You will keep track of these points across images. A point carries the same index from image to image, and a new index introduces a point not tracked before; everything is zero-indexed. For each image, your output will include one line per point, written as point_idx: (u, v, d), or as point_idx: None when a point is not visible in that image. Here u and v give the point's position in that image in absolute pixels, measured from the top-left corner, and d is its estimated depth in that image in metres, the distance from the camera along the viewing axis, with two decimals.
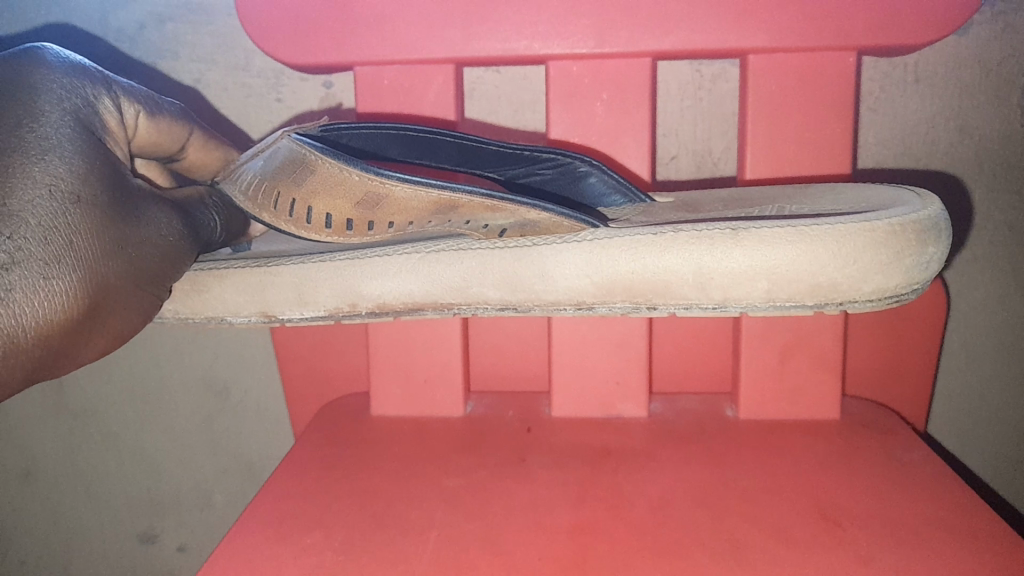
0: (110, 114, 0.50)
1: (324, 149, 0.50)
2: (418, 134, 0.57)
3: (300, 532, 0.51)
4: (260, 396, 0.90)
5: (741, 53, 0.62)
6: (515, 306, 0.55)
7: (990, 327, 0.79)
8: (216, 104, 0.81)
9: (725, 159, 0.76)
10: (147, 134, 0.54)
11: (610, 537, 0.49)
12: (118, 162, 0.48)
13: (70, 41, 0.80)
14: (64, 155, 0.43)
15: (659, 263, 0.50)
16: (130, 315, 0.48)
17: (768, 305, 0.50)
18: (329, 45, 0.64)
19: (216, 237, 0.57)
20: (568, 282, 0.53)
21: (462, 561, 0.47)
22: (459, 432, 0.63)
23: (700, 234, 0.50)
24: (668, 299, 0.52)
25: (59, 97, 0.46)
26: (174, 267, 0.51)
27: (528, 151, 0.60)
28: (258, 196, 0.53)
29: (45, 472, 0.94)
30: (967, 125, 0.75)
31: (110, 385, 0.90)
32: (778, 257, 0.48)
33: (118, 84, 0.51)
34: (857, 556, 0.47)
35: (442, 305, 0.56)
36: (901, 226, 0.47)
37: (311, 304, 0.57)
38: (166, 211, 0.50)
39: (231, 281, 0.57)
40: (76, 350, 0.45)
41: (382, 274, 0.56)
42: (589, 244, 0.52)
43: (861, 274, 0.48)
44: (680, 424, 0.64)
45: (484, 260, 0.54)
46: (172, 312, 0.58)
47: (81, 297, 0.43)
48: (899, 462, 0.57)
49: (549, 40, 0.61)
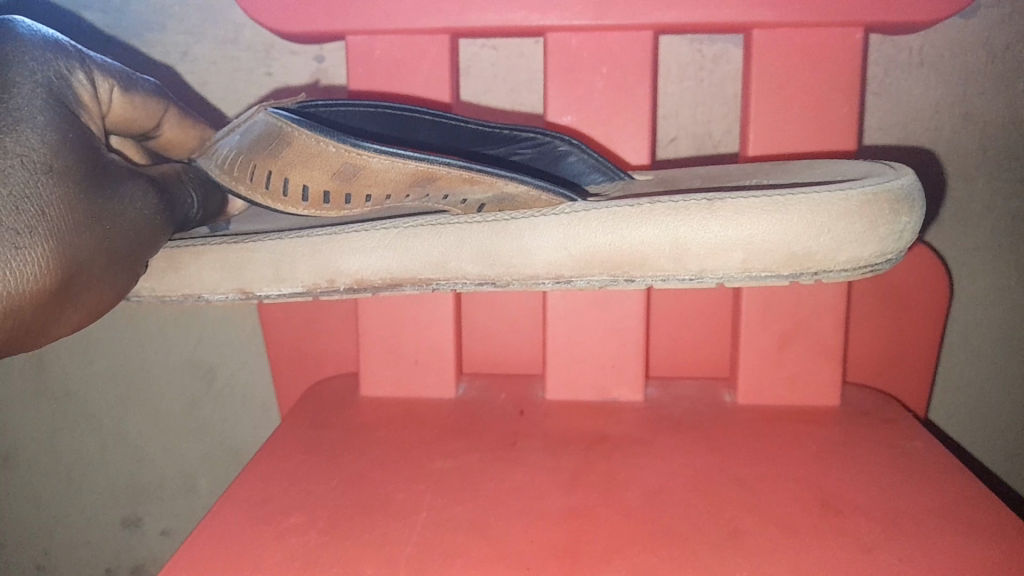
0: (84, 87, 0.48)
1: (300, 121, 0.48)
2: (392, 111, 0.56)
3: (284, 515, 0.49)
4: (246, 379, 0.88)
5: (745, 29, 0.60)
6: (493, 281, 0.53)
7: (990, 316, 0.78)
8: (203, 78, 0.79)
9: (726, 142, 0.74)
10: (121, 110, 0.52)
11: (604, 523, 0.47)
12: (92, 135, 0.46)
13: (53, 12, 0.78)
14: (36, 126, 0.41)
15: (635, 234, 0.49)
16: (104, 291, 0.46)
17: (744, 276, 0.49)
18: (319, 13, 0.62)
19: (193, 214, 0.55)
20: (546, 255, 0.51)
21: (450, 546, 0.46)
22: (450, 416, 0.62)
23: (677, 204, 0.48)
24: (646, 270, 0.50)
25: (31, 68, 0.44)
26: (150, 244, 0.49)
27: (507, 130, 0.58)
28: (234, 170, 0.51)
29: (26, 454, 0.92)
30: (972, 109, 0.73)
31: (92, 366, 0.88)
32: (756, 230, 0.47)
33: (91, 58, 0.49)
34: (861, 545, 0.45)
35: (421, 280, 0.54)
36: (874, 196, 0.46)
37: (288, 280, 0.55)
38: (143, 185, 0.49)
39: (207, 258, 0.55)
40: (50, 326, 0.43)
41: (359, 249, 0.54)
42: (567, 217, 0.50)
43: (833, 244, 0.46)
44: (676, 410, 0.62)
45: (461, 235, 0.52)
46: (148, 290, 0.57)
47: (55, 271, 0.41)
48: (901, 450, 0.55)
49: (547, 12, 0.60)
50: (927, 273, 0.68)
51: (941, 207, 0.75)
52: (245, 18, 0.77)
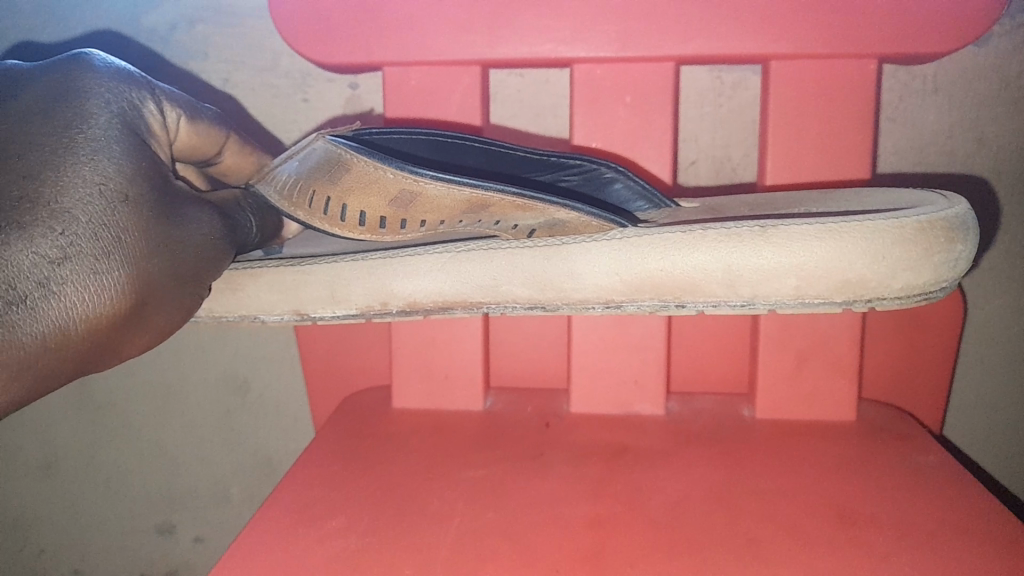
0: (154, 117, 0.51)
1: (359, 149, 0.51)
2: (444, 138, 0.59)
3: (325, 519, 0.52)
4: (279, 391, 0.91)
5: (762, 60, 0.63)
6: (543, 305, 0.57)
7: (1006, 337, 0.80)
8: (243, 103, 0.82)
9: (745, 165, 0.77)
10: (188, 137, 0.55)
11: (626, 531, 0.50)
12: (161, 163, 0.49)
13: (102, 40, 0.82)
14: (112, 155, 0.45)
15: (690, 260, 0.51)
16: (171, 310, 0.49)
17: (796, 302, 0.51)
18: (359, 46, 0.65)
19: (251, 239, 0.58)
20: (597, 281, 0.54)
21: (482, 551, 0.48)
22: (480, 428, 0.64)
23: (730, 232, 0.51)
24: (696, 296, 0.53)
25: (107, 100, 0.47)
26: (213, 265, 0.52)
27: (555, 158, 0.61)
28: (293, 195, 0.54)
29: (66, 462, 0.96)
30: (985, 135, 0.75)
31: (131, 378, 0.91)
32: (810, 256, 0.49)
33: (159, 88, 0.52)
34: (875, 554, 0.47)
35: (471, 304, 0.57)
36: (928, 224, 0.48)
37: (343, 302, 0.59)
38: (208, 211, 0.52)
39: (265, 279, 0.58)
40: (122, 343, 0.46)
41: (413, 272, 0.57)
42: (618, 242, 0.53)
43: (888, 271, 0.49)
44: (697, 424, 0.65)
45: (514, 260, 0.55)
46: (205, 311, 0.59)
47: (128, 293, 0.44)
48: (915, 465, 0.57)
49: (574, 45, 0.63)
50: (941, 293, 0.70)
51: None
52: (284, 47, 0.81)
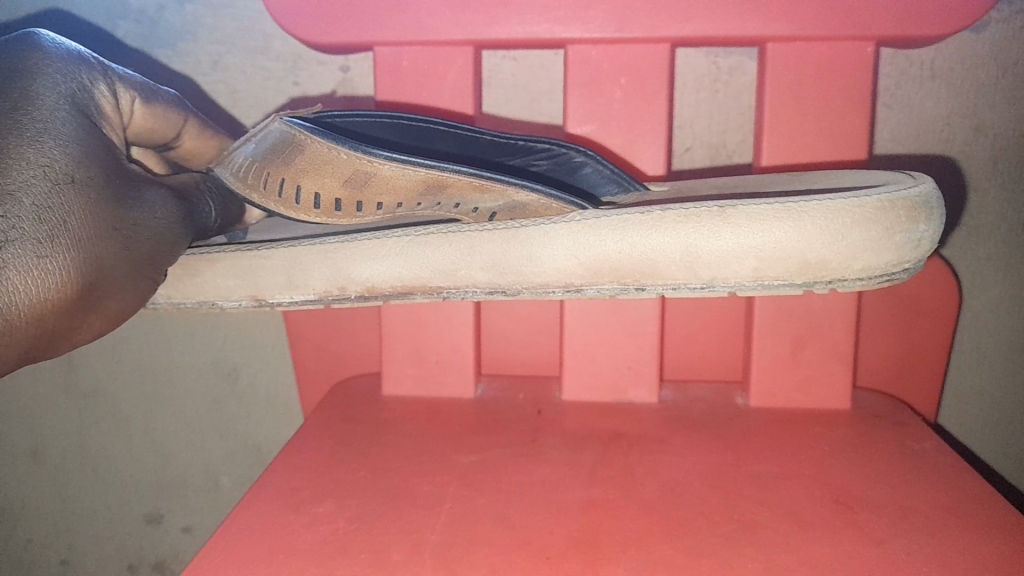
0: (106, 99, 0.50)
1: (314, 129, 0.50)
2: (412, 123, 0.58)
3: (314, 504, 0.51)
4: (268, 380, 0.90)
5: (760, 42, 0.62)
6: (503, 289, 0.55)
7: (1001, 326, 0.79)
8: (232, 87, 0.81)
9: (740, 153, 0.76)
10: (143, 119, 0.54)
11: (622, 515, 0.49)
12: (113, 146, 0.48)
13: (88, 22, 0.81)
14: (59, 137, 0.43)
15: (647, 242, 0.51)
16: (123, 297, 0.48)
17: (756, 284, 0.50)
18: (349, 26, 0.64)
19: (212, 223, 0.57)
20: (556, 263, 0.53)
21: (475, 535, 0.48)
22: (471, 415, 0.63)
23: (688, 213, 0.50)
24: (656, 279, 0.52)
25: (56, 82, 0.46)
26: (170, 250, 0.51)
27: (524, 141, 0.60)
28: (249, 177, 0.53)
29: (53, 451, 0.94)
30: (983, 122, 0.75)
31: (119, 365, 0.90)
32: (769, 236, 0.48)
33: (113, 71, 0.51)
34: (872, 539, 0.47)
35: (431, 288, 0.56)
36: (890, 203, 0.47)
37: (301, 287, 0.58)
38: (163, 194, 0.51)
39: (222, 265, 0.57)
40: (71, 329, 0.45)
41: (370, 256, 0.56)
42: (577, 224, 0.52)
43: (849, 251, 0.48)
44: (690, 411, 0.64)
45: (472, 243, 0.54)
46: (164, 297, 0.59)
47: (75, 278, 0.43)
48: (911, 451, 0.56)
49: (569, 25, 0.62)
50: (939, 281, 0.70)
51: (953, 219, 0.76)
52: (274, 29, 0.80)
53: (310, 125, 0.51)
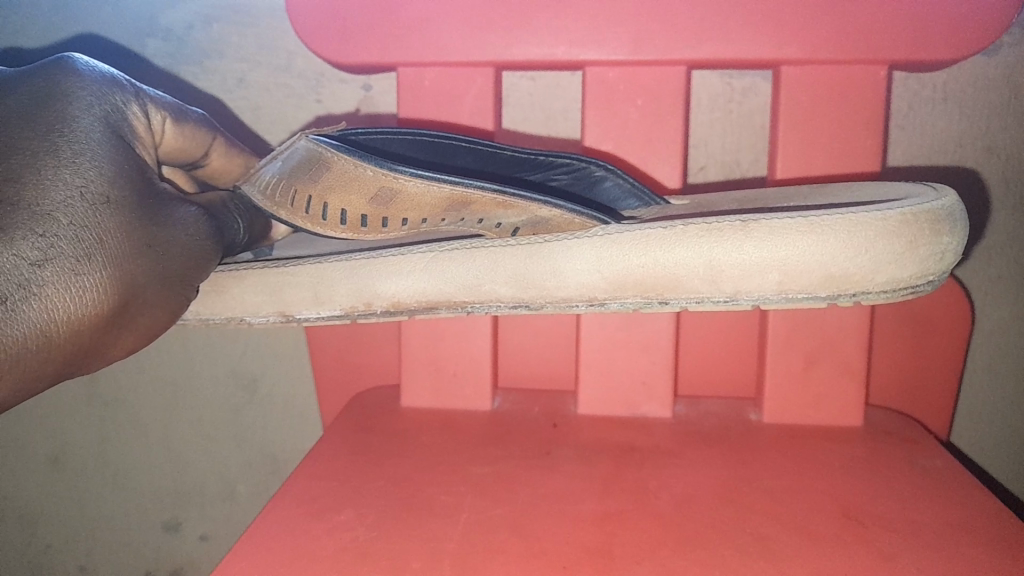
0: (138, 119, 0.52)
1: (340, 147, 0.52)
2: (432, 139, 0.60)
3: (335, 511, 0.53)
4: (286, 390, 0.91)
5: (774, 65, 0.64)
6: (527, 303, 0.57)
7: (1014, 346, 0.80)
8: (256, 104, 0.83)
9: (754, 171, 0.77)
10: (172, 139, 0.56)
11: (635, 527, 0.50)
12: (144, 166, 0.50)
13: (116, 40, 0.84)
14: (94, 158, 0.45)
15: (671, 257, 0.52)
16: (154, 312, 0.49)
17: (781, 297, 0.51)
18: (372, 45, 0.66)
19: (239, 239, 0.59)
20: (580, 278, 0.54)
21: (491, 544, 0.49)
22: (487, 427, 0.65)
23: (712, 226, 0.51)
24: (680, 292, 0.53)
25: (89, 104, 0.47)
26: (199, 266, 0.52)
27: (543, 157, 0.62)
28: (276, 195, 0.54)
29: (74, 457, 0.96)
30: (995, 143, 0.76)
31: (141, 374, 0.92)
32: (792, 251, 0.49)
33: (145, 92, 0.53)
34: (879, 553, 0.47)
35: (455, 303, 0.58)
36: (912, 216, 0.48)
37: (327, 303, 0.60)
38: (192, 212, 0.52)
39: (250, 282, 0.59)
40: (106, 344, 0.46)
41: (396, 272, 0.58)
42: (600, 239, 0.53)
43: (872, 264, 0.49)
44: (703, 425, 0.65)
45: (496, 258, 0.56)
46: (193, 313, 0.61)
47: (110, 294, 0.44)
48: (921, 468, 0.57)
49: (586, 47, 0.63)
50: (949, 300, 0.71)
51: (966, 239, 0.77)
52: (298, 47, 0.82)
53: (336, 143, 0.53)
